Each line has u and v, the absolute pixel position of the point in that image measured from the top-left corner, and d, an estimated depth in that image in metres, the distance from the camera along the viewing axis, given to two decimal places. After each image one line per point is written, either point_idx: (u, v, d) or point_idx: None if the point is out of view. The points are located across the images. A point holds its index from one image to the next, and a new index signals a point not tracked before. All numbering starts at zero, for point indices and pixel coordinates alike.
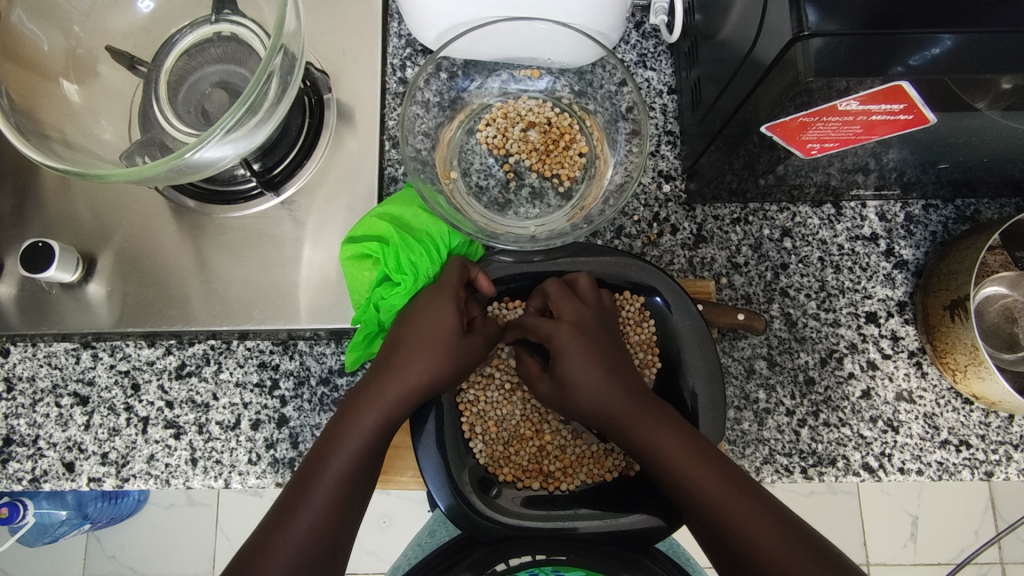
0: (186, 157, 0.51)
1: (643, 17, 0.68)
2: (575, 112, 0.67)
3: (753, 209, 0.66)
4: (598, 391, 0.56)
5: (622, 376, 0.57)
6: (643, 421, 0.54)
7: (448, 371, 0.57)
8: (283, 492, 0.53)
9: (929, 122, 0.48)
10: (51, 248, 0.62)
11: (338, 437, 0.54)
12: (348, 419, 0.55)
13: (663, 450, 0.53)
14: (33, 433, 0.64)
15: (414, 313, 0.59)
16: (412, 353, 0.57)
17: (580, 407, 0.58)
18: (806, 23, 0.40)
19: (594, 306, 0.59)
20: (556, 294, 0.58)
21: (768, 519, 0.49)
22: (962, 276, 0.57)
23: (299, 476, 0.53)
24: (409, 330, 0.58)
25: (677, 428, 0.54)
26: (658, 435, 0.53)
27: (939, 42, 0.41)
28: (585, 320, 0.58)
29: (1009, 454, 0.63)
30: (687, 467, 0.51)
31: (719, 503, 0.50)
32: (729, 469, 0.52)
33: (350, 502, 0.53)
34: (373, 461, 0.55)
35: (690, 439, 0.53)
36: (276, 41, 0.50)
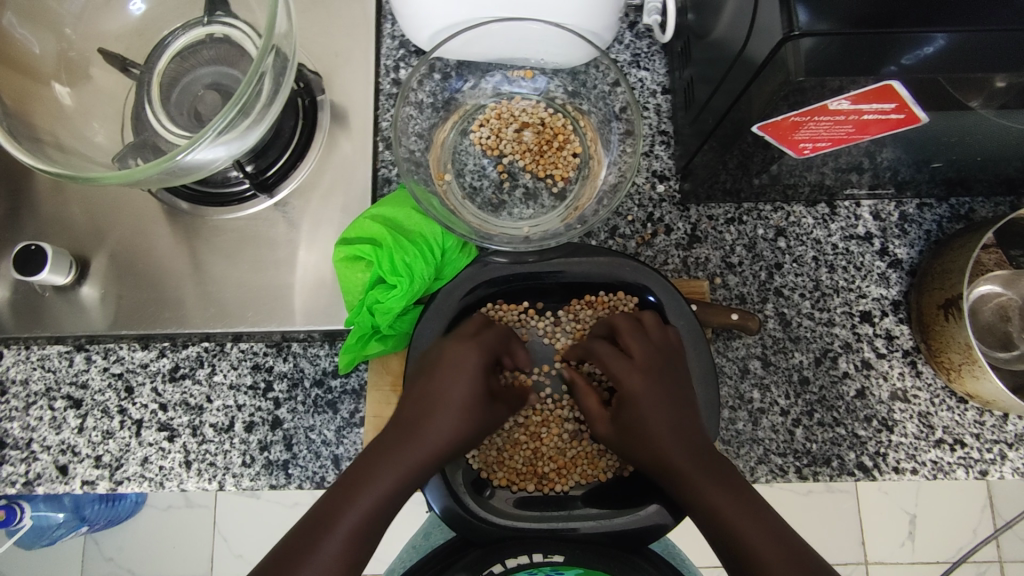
0: (178, 159, 0.51)
1: (637, 16, 0.68)
2: (569, 112, 0.67)
3: (747, 209, 0.66)
4: (668, 423, 0.55)
5: (686, 424, 0.55)
6: (695, 466, 0.53)
7: (465, 436, 0.56)
8: (286, 537, 0.50)
9: (921, 121, 0.48)
10: (44, 251, 0.62)
11: (350, 495, 0.51)
12: (363, 480, 0.52)
13: (705, 493, 0.51)
14: (27, 436, 0.64)
15: (429, 372, 0.57)
16: (433, 415, 0.55)
17: (639, 444, 0.56)
18: (796, 24, 0.40)
19: (660, 346, 0.58)
20: (630, 326, 0.60)
21: (782, 546, 0.49)
22: (955, 274, 0.57)
23: (306, 526, 0.50)
24: (430, 389, 0.56)
25: (723, 476, 0.52)
26: (704, 478, 0.52)
27: (931, 41, 0.41)
28: (654, 364, 0.57)
29: (1004, 453, 0.63)
30: (729, 515, 0.50)
31: (759, 551, 0.49)
32: (772, 522, 0.50)
33: (356, 563, 0.50)
34: (382, 524, 0.52)
35: (733, 483, 0.52)
36: (267, 41, 0.50)
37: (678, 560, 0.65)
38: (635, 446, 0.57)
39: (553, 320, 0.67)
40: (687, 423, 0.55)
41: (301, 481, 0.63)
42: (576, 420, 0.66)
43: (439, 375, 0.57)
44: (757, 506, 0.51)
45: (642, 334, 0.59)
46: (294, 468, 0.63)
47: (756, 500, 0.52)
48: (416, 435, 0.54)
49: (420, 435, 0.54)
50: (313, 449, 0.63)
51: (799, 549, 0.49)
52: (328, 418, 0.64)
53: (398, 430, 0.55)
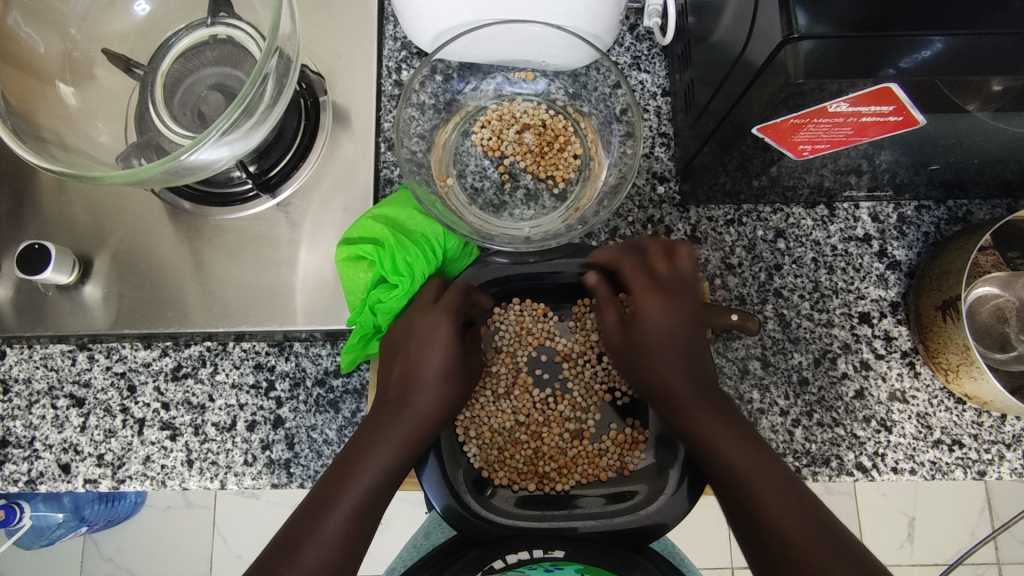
0: (182, 159, 0.51)
1: (638, 19, 0.69)
2: (570, 114, 0.67)
3: (747, 210, 0.66)
4: (676, 342, 0.58)
5: (693, 350, 0.58)
6: (701, 407, 0.56)
7: (447, 406, 0.59)
8: (288, 522, 0.53)
9: (919, 123, 0.49)
10: (47, 250, 0.62)
11: (343, 477, 0.54)
12: (353, 463, 0.55)
13: (716, 438, 0.54)
14: (29, 435, 0.64)
15: (410, 349, 0.60)
16: (416, 390, 0.59)
17: (642, 370, 0.59)
18: (796, 26, 0.41)
19: (675, 280, 0.59)
20: (657, 255, 0.60)
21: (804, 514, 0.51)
22: (953, 276, 0.58)
23: (306, 508, 0.53)
24: (410, 370, 0.59)
25: (727, 416, 0.55)
26: (714, 422, 0.55)
27: (929, 44, 0.41)
28: (671, 288, 0.59)
29: (1002, 454, 0.63)
30: (738, 460, 0.53)
31: (765, 501, 0.51)
32: (778, 467, 0.53)
33: (359, 537, 0.53)
34: (380, 500, 0.55)
35: (738, 424, 0.55)
36: (271, 43, 0.50)
37: (677, 560, 0.66)
38: (634, 363, 0.60)
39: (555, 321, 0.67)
40: (693, 348, 0.58)
41: (302, 480, 0.63)
42: (577, 420, 0.67)
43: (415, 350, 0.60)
44: (763, 448, 0.54)
45: (647, 266, 0.60)
46: (295, 467, 0.63)
47: (764, 444, 0.54)
48: (403, 412, 0.57)
49: (406, 411, 0.57)
50: (315, 448, 0.64)
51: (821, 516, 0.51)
52: (329, 417, 0.64)
53: (386, 410, 0.58)
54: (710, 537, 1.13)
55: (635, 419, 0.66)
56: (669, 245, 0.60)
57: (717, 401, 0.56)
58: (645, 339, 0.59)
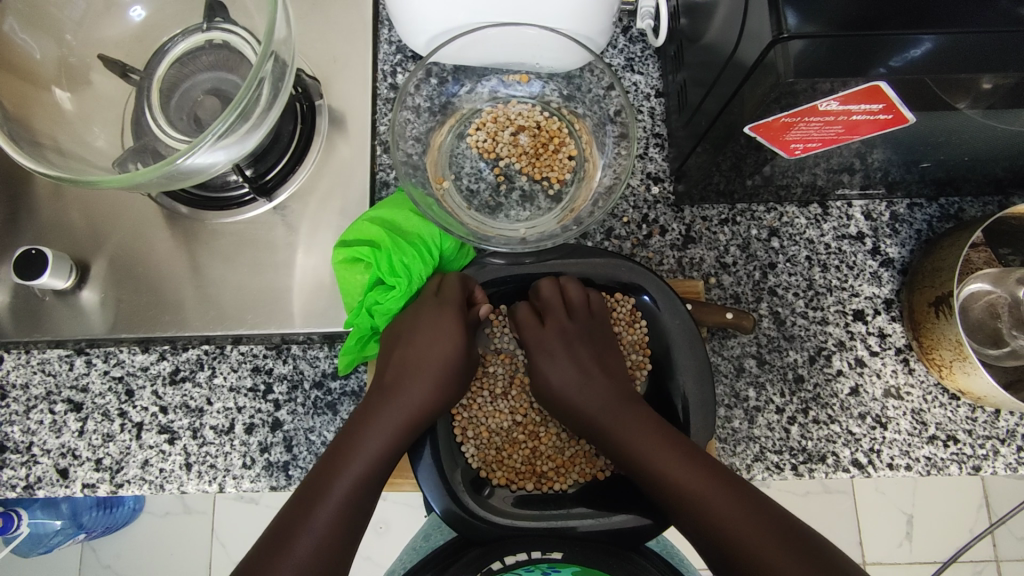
0: (178, 162, 0.51)
1: (631, 21, 0.69)
2: (564, 116, 0.68)
3: (741, 210, 0.67)
4: (589, 386, 0.62)
5: (615, 391, 0.61)
6: (626, 432, 0.58)
7: (442, 397, 0.61)
8: (282, 513, 0.53)
9: (909, 121, 0.49)
10: (44, 255, 0.62)
11: (336, 467, 0.55)
12: (347, 453, 0.56)
13: (643, 460, 0.55)
14: (27, 440, 0.64)
15: (413, 342, 0.63)
16: (409, 380, 0.61)
17: (570, 418, 0.62)
18: (785, 27, 0.41)
19: (581, 316, 0.63)
20: (535, 305, 0.64)
21: (758, 517, 0.51)
22: (945, 273, 0.58)
23: (298, 499, 0.54)
24: (405, 359, 0.62)
25: (653, 435, 0.56)
26: (638, 442, 0.56)
27: (919, 43, 0.42)
28: (573, 333, 0.63)
29: (996, 449, 0.63)
30: (677, 473, 0.53)
31: (708, 506, 0.52)
32: (716, 472, 0.54)
33: (351, 527, 0.54)
34: (370, 491, 0.56)
35: (667, 439, 0.55)
36: (267, 47, 0.51)
37: (676, 560, 0.66)
38: (557, 408, 0.64)
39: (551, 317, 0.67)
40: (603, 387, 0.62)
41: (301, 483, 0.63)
42: None
43: (422, 343, 0.63)
44: (711, 461, 0.54)
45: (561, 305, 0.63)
46: (294, 469, 0.63)
47: (695, 452, 0.55)
48: (397, 401, 0.59)
49: (398, 400, 0.59)
50: (313, 450, 0.64)
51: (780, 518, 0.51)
52: (328, 420, 0.64)
53: (382, 397, 0.60)
54: None
55: None
56: (558, 283, 0.62)
57: (629, 420, 0.58)
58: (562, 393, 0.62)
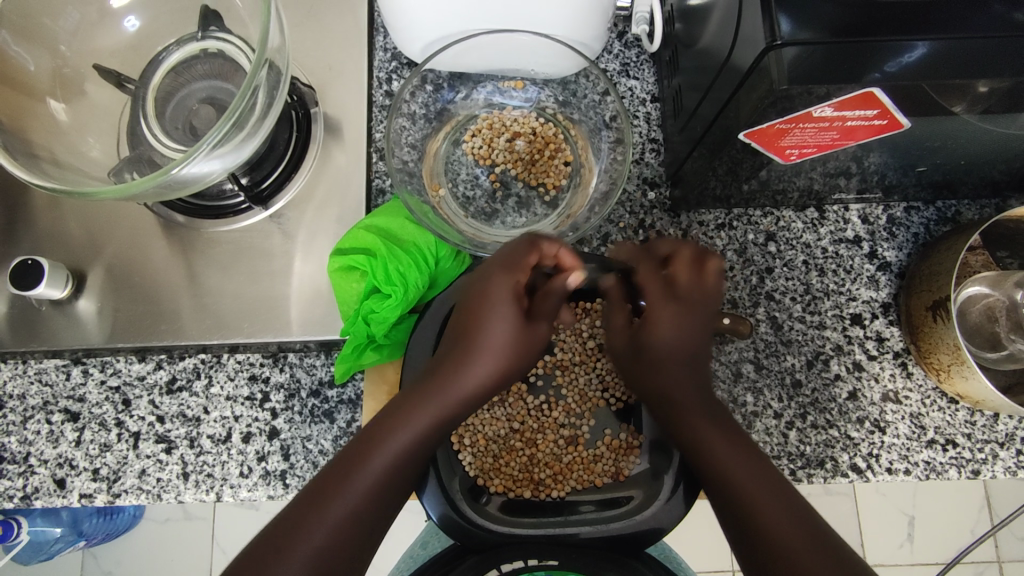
0: (173, 172, 0.51)
1: (626, 26, 0.69)
2: (560, 122, 0.68)
3: (737, 215, 0.67)
4: (683, 353, 0.57)
5: (695, 364, 0.58)
6: (696, 412, 0.56)
7: (495, 381, 0.58)
8: (283, 514, 0.50)
9: (904, 126, 0.49)
10: (40, 265, 0.62)
11: (365, 452, 0.53)
12: (377, 438, 0.53)
13: (710, 441, 0.54)
14: (24, 450, 0.64)
15: (479, 301, 0.57)
16: (478, 357, 0.56)
17: (653, 381, 0.58)
18: (778, 33, 0.41)
19: (689, 280, 0.57)
20: (685, 263, 0.57)
21: (797, 525, 0.51)
22: (942, 277, 0.58)
23: (314, 488, 0.51)
24: (482, 324, 0.57)
25: (722, 424, 0.56)
26: (704, 428, 0.55)
27: (913, 48, 0.42)
28: (690, 304, 0.57)
29: (995, 452, 0.63)
30: (734, 466, 0.53)
31: (753, 500, 0.52)
32: (765, 469, 0.54)
33: (365, 523, 0.51)
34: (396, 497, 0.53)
35: (728, 428, 0.55)
36: (261, 55, 0.51)
37: (674, 566, 0.66)
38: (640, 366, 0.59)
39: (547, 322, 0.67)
40: (697, 362, 0.58)
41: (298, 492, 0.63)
42: (571, 426, 0.67)
43: (485, 309, 0.56)
44: (761, 463, 0.54)
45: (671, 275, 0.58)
46: (291, 478, 0.63)
47: (752, 446, 0.55)
48: (441, 382, 0.56)
49: (451, 383, 0.56)
50: (310, 459, 0.64)
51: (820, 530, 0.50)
52: (325, 428, 0.64)
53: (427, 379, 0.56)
54: (709, 540, 1.13)
55: (630, 425, 0.66)
56: (700, 254, 0.58)
57: (705, 411, 0.56)
58: (658, 350, 0.58)
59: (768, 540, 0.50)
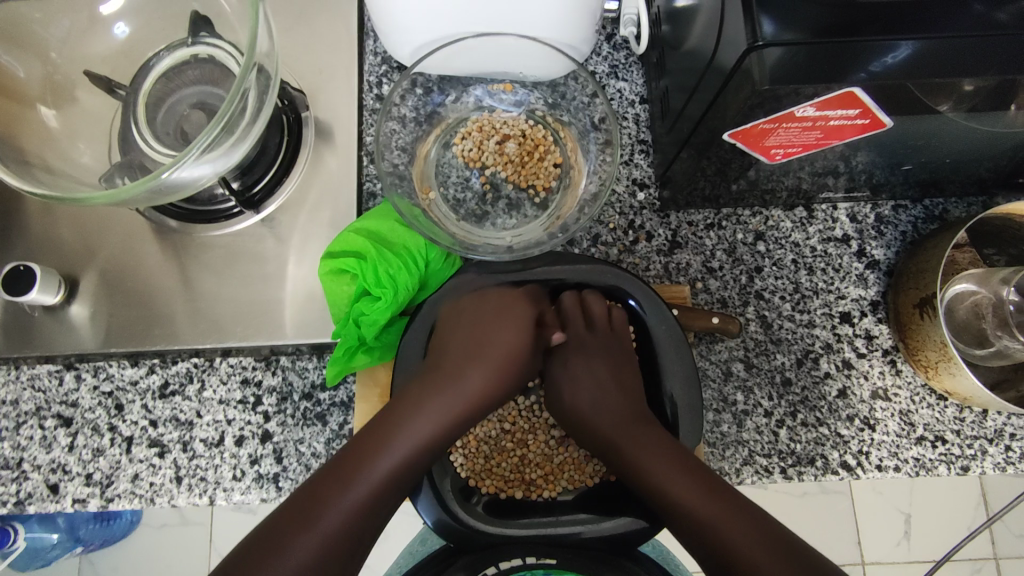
0: (163, 177, 0.52)
1: (614, 29, 0.70)
2: (549, 124, 0.68)
3: (726, 214, 0.67)
4: (609, 389, 0.63)
5: (619, 391, 0.63)
6: (633, 437, 0.58)
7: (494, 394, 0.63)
8: (261, 529, 0.51)
9: (886, 126, 0.50)
10: (32, 271, 0.62)
11: (352, 472, 0.55)
12: (374, 443, 0.56)
13: (647, 466, 0.56)
14: (17, 456, 0.64)
15: (470, 328, 0.64)
16: (470, 367, 0.63)
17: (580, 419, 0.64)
18: (760, 34, 0.42)
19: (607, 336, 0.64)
20: (591, 303, 0.64)
21: (751, 531, 0.51)
22: (928, 274, 0.59)
23: (301, 499, 0.53)
24: (479, 339, 0.64)
25: (666, 445, 0.56)
26: (647, 452, 0.56)
27: (895, 48, 0.42)
28: (592, 342, 0.65)
29: (984, 448, 0.63)
30: (681, 485, 0.53)
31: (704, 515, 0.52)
32: (717, 486, 0.54)
33: (355, 533, 0.53)
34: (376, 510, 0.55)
35: (676, 450, 0.56)
36: (250, 58, 0.51)
37: (670, 566, 0.67)
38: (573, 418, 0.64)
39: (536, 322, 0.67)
40: (616, 388, 0.63)
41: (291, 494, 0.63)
42: (561, 426, 0.68)
43: (479, 330, 0.64)
44: (706, 474, 0.55)
45: (588, 308, 0.64)
46: (284, 481, 0.63)
47: (700, 465, 0.55)
48: (441, 391, 0.60)
49: (447, 386, 0.61)
50: (303, 462, 0.64)
51: (774, 532, 0.51)
52: (317, 431, 0.64)
53: (424, 381, 0.60)
54: None
55: None
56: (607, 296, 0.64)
57: (635, 423, 0.59)
58: (579, 395, 0.65)
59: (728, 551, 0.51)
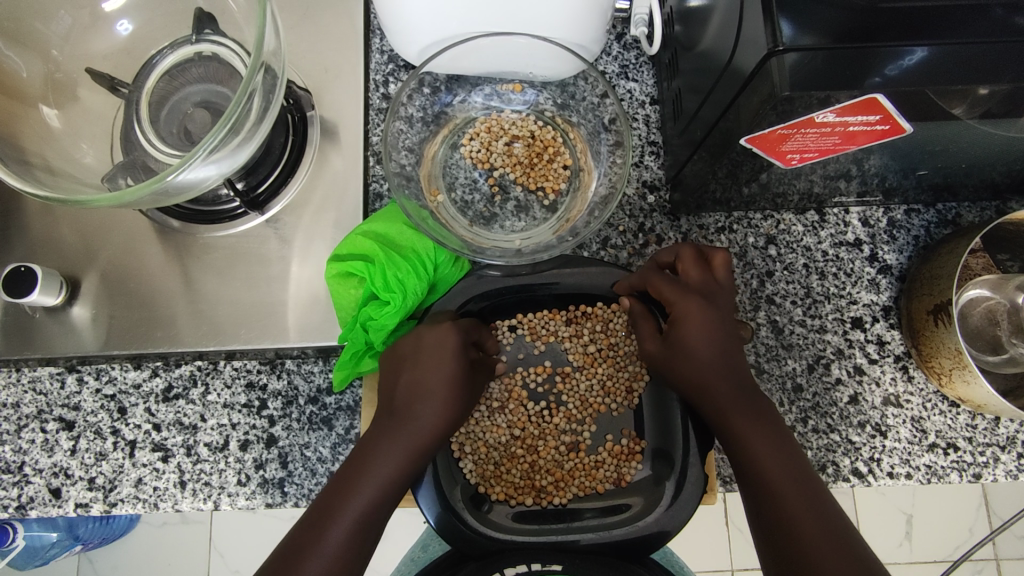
0: (168, 179, 0.51)
1: (625, 28, 0.69)
2: (558, 124, 0.67)
3: (738, 218, 0.66)
4: (712, 357, 0.53)
5: (735, 354, 0.54)
6: (736, 406, 0.53)
7: (455, 418, 0.57)
8: (295, 529, 0.52)
9: (905, 131, 0.49)
10: (34, 273, 0.61)
11: (344, 494, 0.53)
12: (358, 472, 0.53)
13: (743, 438, 0.53)
14: (19, 459, 0.64)
15: (415, 359, 0.57)
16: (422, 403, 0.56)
17: (680, 368, 0.55)
18: (780, 39, 0.41)
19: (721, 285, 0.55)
20: (690, 262, 0.56)
21: (826, 529, 0.49)
22: (943, 280, 0.58)
23: (310, 518, 0.52)
24: (418, 378, 0.56)
25: (764, 422, 0.53)
26: (745, 425, 0.53)
27: (912, 52, 0.41)
28: (716, 294, 0.54)
29: (997, 456, 0.63)
30: (774, 464, 0.52)
31: (789, 506, 0.50)
32: (805, 477, 0.51)
33: (363, 546, 0.52)
34: (383, 513, 0.54)
35: (767, 424, 0.53)
36: (257, 59, 0.50)
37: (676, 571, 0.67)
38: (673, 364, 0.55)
39: (545, 325, 0.66)
40: (726, 343, 0.54)
41: (297, 499, 0.63)
42: (572, 433, 0.67)
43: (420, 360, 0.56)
44: (796, 457, 0.52)
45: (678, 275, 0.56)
46: (289, 486, 0.63)
47: (795, 449, 0.53)
48: (404, 424, 0.55)
49: (409, 423, 0.55)
50: (309, 466, 0.63)
51: (847, 535, 0.49)
52: (323, 435, 0.64)
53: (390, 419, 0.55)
54: (708, 540, 1.13)
55: (631, 431, 0.66)
56: (702, 252, 0.56)
57: (744, 386, 0.54)
58: (687, 347, 0.54)
59: (797, 544, 0.49)
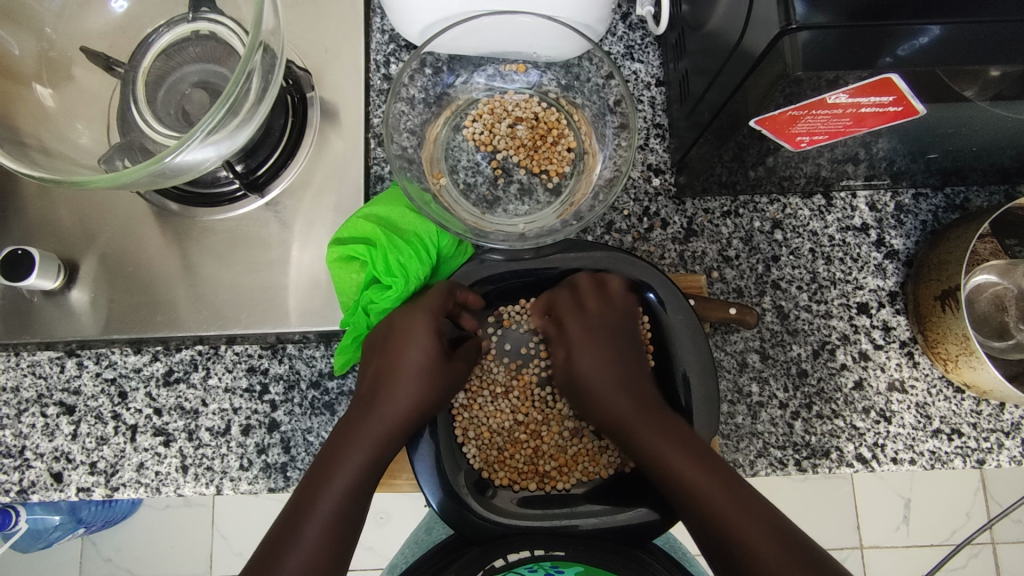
0: (166, 161, 0.50)
1: (630, 8, 0.67)
2: (563, 106, 0.66)
3: (743, 202, 0.65)
4: (607, 378, 0.61)
5: (632, 378, 0.61)
6: (653, 421, 0.57)
7: (428, 402, 0.59)
8: (276, 521, 0.53)
9: (919, 113, 0.48)
10: (31, 256, 0.61)
11: (318, 485, 0.54)
12: (329, 465, 0.55)
13: (666, 447, 0.55)
14: (19, 444, 0.63)
15: (390, 344, 0.60)
16: (393, 389, 0.58)
17: (594, 402, 0.62)
18: (793, 17, 0.40)
19: (620, 310, 0.61)
20: (586, 288, 0.60)
21: (762, 525, 0.52)
22: (952, 266, 0.57)
23: (288, 513, 0.53)
24: (394, 363, 0.59)
25: (681, 431, 0.56)
26: (665, 438, 0.56)
27: (926, 31, 0.40)
28: (606, 324, 0.62)
29: (1001, 442, 0.63)
30: (701, 477, 0.53)
31: (721, 510, 0.52)
32: (728, 475, 0.54)
33: (341, 537, 0.53)
34: (359, 503, 0.55)
35: (691, 438, 0.56)
36: (255, 37, 0.48)
37: (679, 555, 0.67)
38: (585, 398, 0.63)
39: None
40: (633, 375, 0.61)
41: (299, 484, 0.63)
42: (576, 418, 0.67)
43: (396, 348, 0.59)
44: (721, 466, 0.54)
45: (602, 294, 0.60)
46: (292, 471, 0.63)
47: (716, 455, 0.55)
48: (377, 409, 0.57)
49: (382, 408, 0.57)
50: (311, 451, 0.63)
51: (783, 530, 0.52)
52: (325, 420, 0.63)
53: (363, 406, 0.58)
54: None
55: None
56: (598, 276, 0.60)
57: (652, 407, 0.58)
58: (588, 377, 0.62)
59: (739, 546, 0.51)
